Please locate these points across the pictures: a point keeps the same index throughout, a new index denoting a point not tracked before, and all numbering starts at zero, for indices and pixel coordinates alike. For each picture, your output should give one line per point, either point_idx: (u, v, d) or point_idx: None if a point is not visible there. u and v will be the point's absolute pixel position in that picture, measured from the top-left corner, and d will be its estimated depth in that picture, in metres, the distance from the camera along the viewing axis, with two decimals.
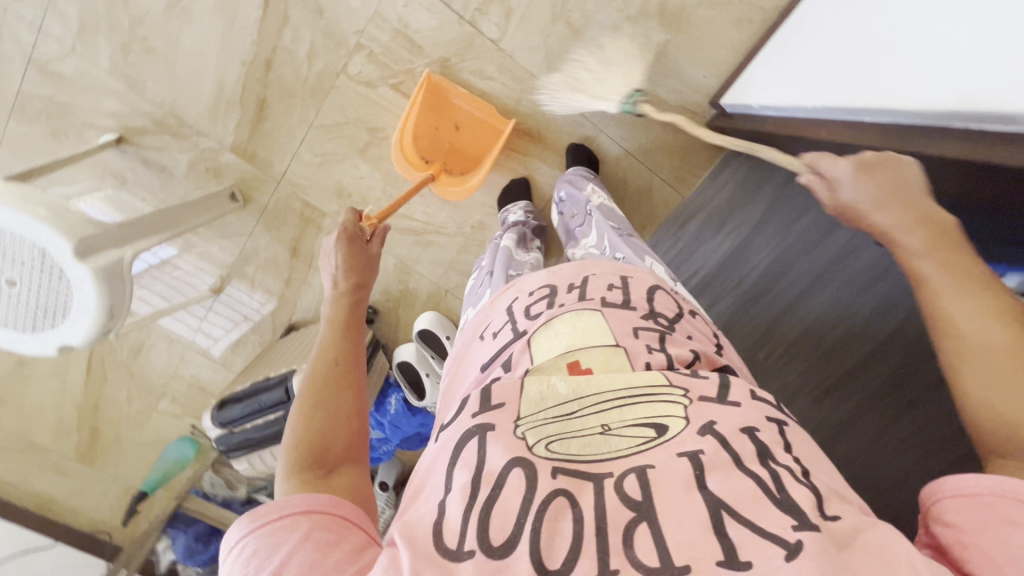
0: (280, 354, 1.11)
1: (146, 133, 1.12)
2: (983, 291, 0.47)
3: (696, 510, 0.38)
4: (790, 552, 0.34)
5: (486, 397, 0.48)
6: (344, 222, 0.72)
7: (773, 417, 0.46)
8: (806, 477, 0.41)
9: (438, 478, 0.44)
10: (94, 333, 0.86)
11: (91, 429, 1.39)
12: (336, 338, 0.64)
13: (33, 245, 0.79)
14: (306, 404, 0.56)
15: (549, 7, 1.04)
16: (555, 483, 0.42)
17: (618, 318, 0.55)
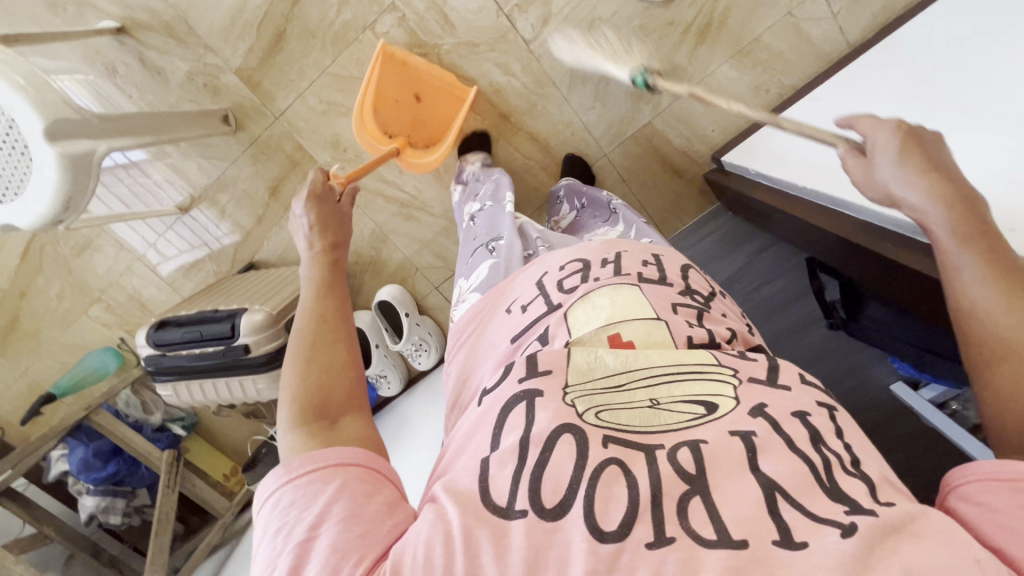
0: (232, 291, 1.08)
1: (149, 30, 1.06)
2: (1015, 282, 0.47)
3: (752, 492, 0.40)
4: (846, 531, 0.36)
5: (533, 364, 0.52)
6: (314, 181, 0.75)
7: (825, 403, 0.50)
8: (855, 466, 0.44)
9: (481, 444, 0.48)
10: (45, 220, 0.82)
11: (10, 317, 1.31)
12: (322, 295, 0.66)
13: (2, 113, 0.75)
14: (299, 359, 0.58)
15: (587, 23, 1.05)
16: (607, 451, 0.44)
17: (656, 293, 0.62)
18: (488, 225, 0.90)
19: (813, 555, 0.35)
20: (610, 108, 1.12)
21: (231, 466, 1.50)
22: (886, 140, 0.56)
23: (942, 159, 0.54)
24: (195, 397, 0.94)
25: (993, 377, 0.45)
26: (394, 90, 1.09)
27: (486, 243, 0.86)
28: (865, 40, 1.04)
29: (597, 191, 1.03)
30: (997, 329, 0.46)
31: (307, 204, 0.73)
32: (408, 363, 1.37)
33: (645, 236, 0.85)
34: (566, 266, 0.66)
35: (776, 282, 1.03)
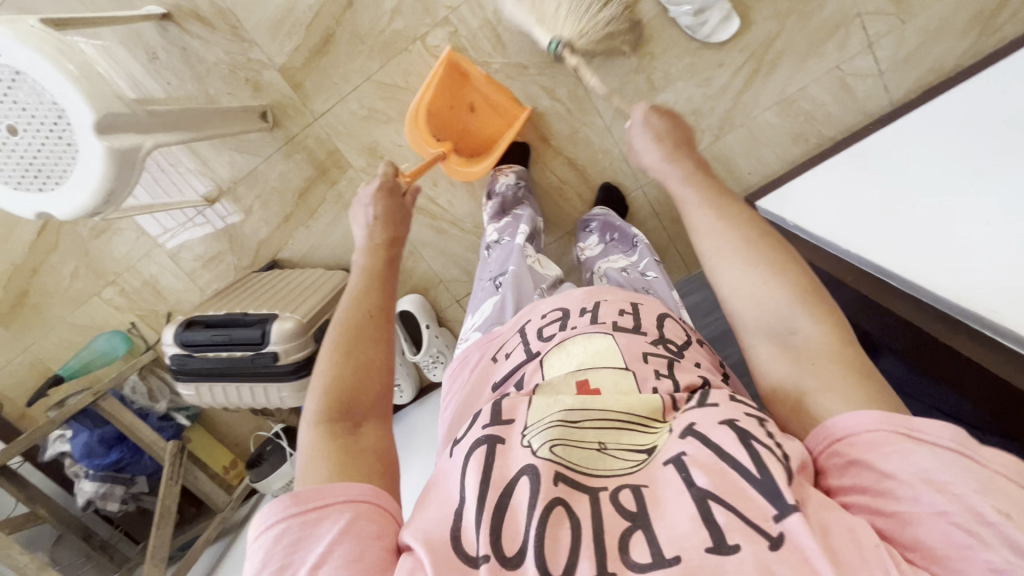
0: (253, 293, 1.05)
1: (195, 20, 1.04)
2: (716, 198, 0.65)
3: (686, 509, 0.44)
4: (774, 544, 0.40)
5: (497, 413, 0.55)
6: (386, 174, 0.79)
7: (751, 413, 0.52)
8: (783, 454, 0.47)
9: (450, 491, 0.50)
10: (83, 212, 0.80)
11: (20, 291, 1.29)
12: (373, 290, 0.67)
13: (53, 102, 0.74)
14: (339, 352, 0.59)
15: (636, 58, 1.06)
16: (554, 489, 0.47)
17: (629, 342, 0.62)
18: (499, 263, 0.93)
19: (746, 564, 0.39)
20: None
21: (230, 458, 1.47)
22: (637, 119, 0.79)
23: (680, 134, 0.77)
24: (220, 399, 0.93)
25: (725, 280, 0.59)
26: (449, 96, 1.07)
27: (494, 277, 0.90)
28: (907, 101, 1.06)
29: (626, 225, 1.04)
30: (706, 234, 0.63)
31: (376, 195, 0.78)
32: (422, 373, 1.36)
33: (648, 272, 0.90)
34: (548, 314, 0.69)
35: None
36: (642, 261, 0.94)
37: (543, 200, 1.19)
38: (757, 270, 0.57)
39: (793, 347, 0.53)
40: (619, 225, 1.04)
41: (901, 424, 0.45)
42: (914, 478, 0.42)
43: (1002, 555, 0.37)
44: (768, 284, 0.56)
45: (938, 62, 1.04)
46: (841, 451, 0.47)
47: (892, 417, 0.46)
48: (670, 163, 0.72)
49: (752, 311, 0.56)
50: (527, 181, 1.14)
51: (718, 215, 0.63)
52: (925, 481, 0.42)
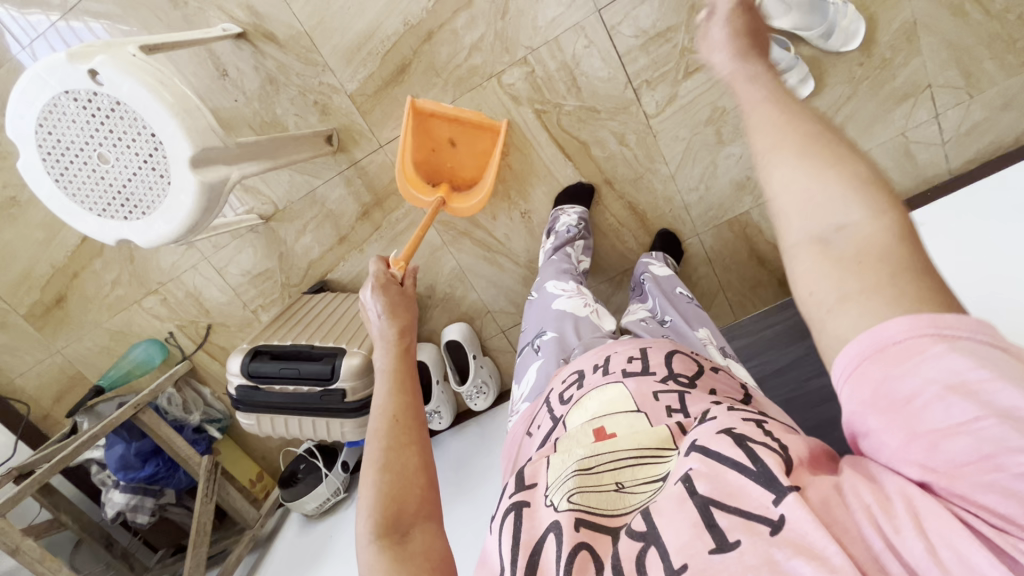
0: (308, 314, 1.02)
1: (271, 41, 1.03)
2: (790, 107, 0.43)
3: (688, 516, 0.40)
4: (774, 528, 0.36)
5: (521, 479, 0.55)
6: (374, 270, 0.62)
7: (751, 418, 0.46)
8: (782, 445, 0.42)
9: (491, 564, 0.50)
10: (165, 242, 0.79)
11: (56, 293, 1.27)
12: (393, 388, 0.55)
13: (150, 133, 0.72)
14: (371, 466, 0.49)
15: (708, 109, 1.07)
16: (578, 535, 0.45)
17: (639, 384, 0.61)
18: (534, 322, 0.88)
19: (745, 556, 0.36)
20: (713, 191, 1.14)
21: (257, 471, 1.46)
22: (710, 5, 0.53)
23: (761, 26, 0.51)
24: (279, 431, 0.95)
25: (772, 189, 0.40)
26: (427, 142, 1.09)
27: (531, 341, 0.85)
28: (967, 170, 1.08)
29: (643, 262, 1.09)
30: (766, 150, 0.41)
31: (374, 294, 0.61)
32: (460, 400, 1.35)
33: (667, 315, 0.92)
34: (567, 377, 0.69)
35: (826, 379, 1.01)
36: (657, 301, 0.97)
37: (598, 238, 1.19)
38: (812, 170, 0.38)
39: (842, 259, 0.35)
40: (649, 260, 1.10)
41: (932, 322, 0.31)
42: (939, 389, 0.30)
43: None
44: (829, 193, 0.36)
45: (1000, 136, 1.06)
46: (863, 370, 0.33)
47: (924, 316, 0.31)
48: (742, 61, 0.48)
49: (814, 236, 0.37)
50: (589, 219, 1.14)
51: (794, 125, 0.41)
52: (953, 390, 0.29)
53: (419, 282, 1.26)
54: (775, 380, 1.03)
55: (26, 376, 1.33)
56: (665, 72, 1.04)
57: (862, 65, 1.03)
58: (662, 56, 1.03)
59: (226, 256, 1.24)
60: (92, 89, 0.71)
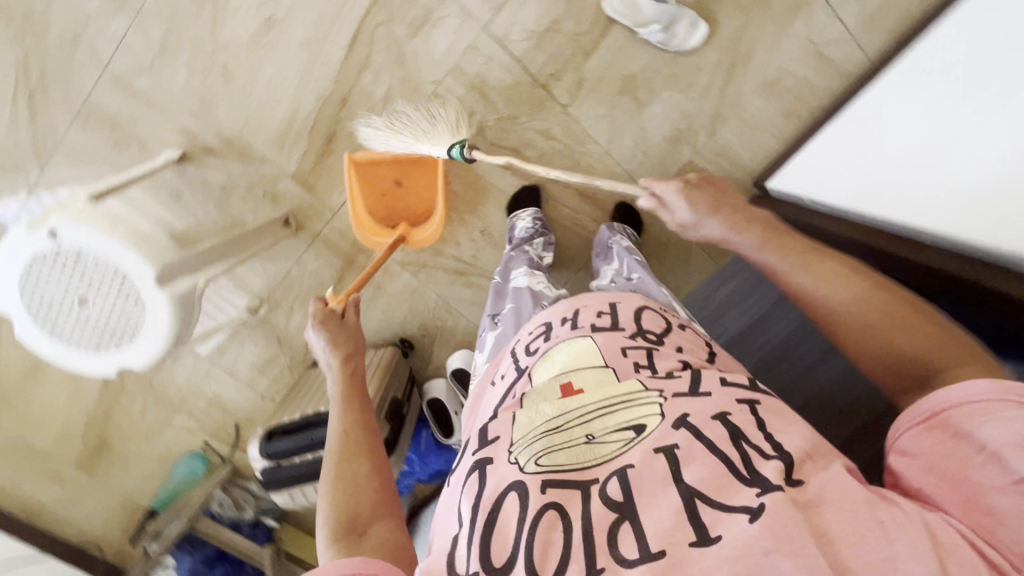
0: (311, 385, 1.09)
1: (209, 154, 1.12)
2: (822, 262, 0.66)
3: (671, 503, 0.48)
4: (753, 515, 0.45)
5: (484, 434, 0.59)
6: (311, 308, 0.68)
7: (744, 399, 0.56)
8: (777, 448, 0.50)
9: (450, 523, 0.55)
10: (158, 358, 0.86)
11: (97, 438, 1.36)
12: (344, 409, 0.61)
13: (115, 270, 0.80)
14: (326, 477, 0.55)
15: (618, 80, 1.11)
16: (545, 496, 0.51)
17: (607, 339, 0.64)
18: (492, 303, 0.91)
19: (723, 549, 0.44)
20: (651, 154, 1.16)
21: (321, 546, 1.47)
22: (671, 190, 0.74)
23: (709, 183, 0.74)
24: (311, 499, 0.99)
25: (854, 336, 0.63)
26: (378, 188, 1.14)
27: (491, 314, 0.88)
28: (885, 52, 1.08)
29: (604, 234, 1.12)
30: (827, 310, 0.65)
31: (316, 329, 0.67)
32: None
33: (633, 273, 0.94)
34: (535, 330, 0.72)
35: None
36: (625, 261, 1.00)
37: (561, 232, 1.22)
38: (877, 323, 0.61)
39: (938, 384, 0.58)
40: (610, 231, 1.11)
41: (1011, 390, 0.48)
42: (1007, 444, 0.46)
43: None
44: (896, 332, 0.60)
45: (906, 9, 1.06)
46: (935, 423, 0.51)
47: (1007, 388, 0.49)
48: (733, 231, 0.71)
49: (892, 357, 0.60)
50: (545, 218, 1.18)
51: (830, 285, 0.64)
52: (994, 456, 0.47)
53: (411, 324, 1.29)
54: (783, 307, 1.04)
55: (91, 521, 1.40)
56: (565, 63, 1.09)
57: None
58: (557, 47, 1.08)
59: (232, 357, 1.32)
60: (52, 250, 0.79)
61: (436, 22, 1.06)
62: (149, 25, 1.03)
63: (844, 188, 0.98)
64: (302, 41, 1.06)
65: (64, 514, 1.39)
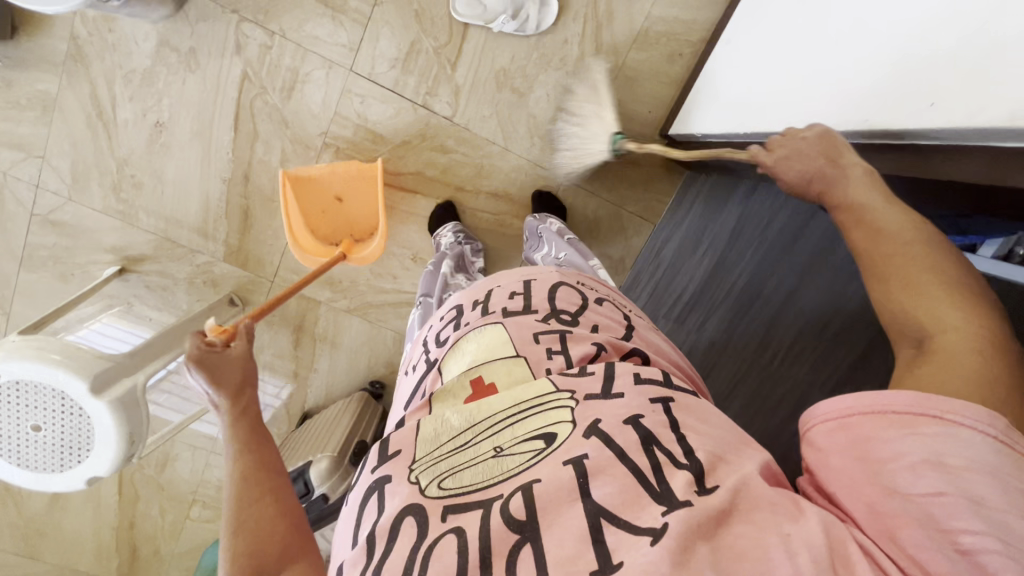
0: (303, 439, 1.18)
1: (146, 260, 1.19)
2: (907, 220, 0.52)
3: (576, 525, 0.40)
4: (655, 538, 0.37)
5: (385, 447, 0.53)
6: (188, 346, 0.62)
7: (659, 398, 0.50)
8: (689, 456, 0.44)
9: (342, 549, 0.49)
10: (119, 461, 0.91)
11: (129, 548, 1.43)
12: (239, 451, 0.58)
13: (55, 391, 0.86)
14: (226, 528, 0.53)
15: (492, 77, 1.12)
16: (445, 525, 0.44)
17: (518, 325, 0.61)
18: (426, 284, 0.97)
19: None
20: (548, 137, 1.17)
21: None
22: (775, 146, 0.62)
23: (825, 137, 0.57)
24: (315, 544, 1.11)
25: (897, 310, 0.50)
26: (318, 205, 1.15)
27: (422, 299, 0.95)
28: None
29: (538, 221, 1.09)
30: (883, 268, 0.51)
31: (194, 370, 0.61)
32: None
33: (561, 252, 0.95)
34: (446, 316, 0.71)
35: (779, 218, 0.98)
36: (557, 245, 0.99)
37: (489, 237, 1.23)
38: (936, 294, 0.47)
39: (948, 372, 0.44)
40: (540, 220, 1.09)
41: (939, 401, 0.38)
42: (918, 460, 0.36)
43: (988, 537, 0.32)
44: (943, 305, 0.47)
45: None
46: (855, 421, 0.41)
47: (928, 398, 0.39)
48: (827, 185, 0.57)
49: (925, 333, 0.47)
50: (467, 229, 1.17)
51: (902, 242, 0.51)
52: (925, 466, 0.36)
53: (378, 366, 1.31)
54: (744, 238, 1.04)
55: None
56: (436, 77, 1.11)
57: None
58: (424, 66, 1.10)
59: None
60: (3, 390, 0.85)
61: (305, 79, 1.10)
62: (57, 161, 1.12)
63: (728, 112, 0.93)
64: (194, 132, 1.12)
65: None
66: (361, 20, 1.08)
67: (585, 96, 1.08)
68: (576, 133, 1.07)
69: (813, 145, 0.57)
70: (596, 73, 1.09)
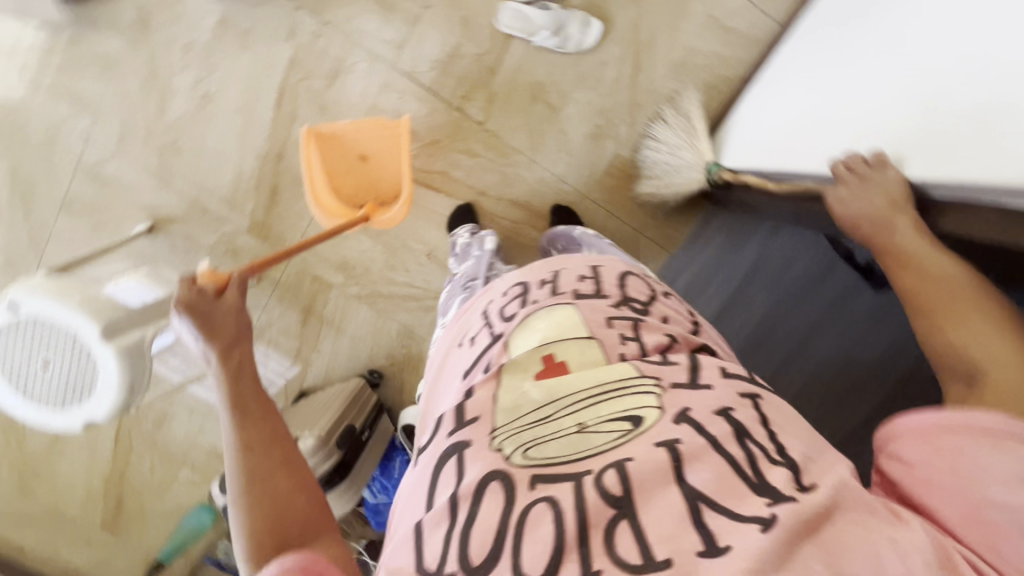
0: (295, 415, 1.21)
1: (175, 221, 1.23)
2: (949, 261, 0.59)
3: (676, 507, 0.42)
4: (766, 525, 0.38)
5: (462, 413, 0.53)
6: (178, 295, 0.61)
7: (746, 393, 0.51)
8: (783, 454, 0.44)
9: (417, 507, 0.50)
10: (116, 409, 0.94)
11: (117, 499, 1.46)
12: (244, 423, 0.60)
13: (67, 331, 0.90)
14: (242, 501, 0.56)
15: (528, 90, 1.15)
16: (535, 492, 0.45)
17: (591, 308, 0.59)
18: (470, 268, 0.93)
19: (736, 558, 0.37)
20: (575, 154, 1.18)
21: None
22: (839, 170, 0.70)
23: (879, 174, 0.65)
24: None
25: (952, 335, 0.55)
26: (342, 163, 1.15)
27: (464, 282, 0.89)
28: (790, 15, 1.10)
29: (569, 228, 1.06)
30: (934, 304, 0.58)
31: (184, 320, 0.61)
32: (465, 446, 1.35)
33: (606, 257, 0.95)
34: (509, 291, 0.65)
35: (798, 262, 1.01)
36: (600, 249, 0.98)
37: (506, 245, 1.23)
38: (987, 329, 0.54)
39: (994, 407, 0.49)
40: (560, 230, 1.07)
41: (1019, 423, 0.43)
42: (1011, 474, 0.41)
43: None
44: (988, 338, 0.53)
45: None
46: (943, 436, 0.45)
47: (1013, 421, 0.43)
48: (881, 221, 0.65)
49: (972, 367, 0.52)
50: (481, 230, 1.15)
51: (945, 281, 0.58)
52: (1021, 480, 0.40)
53: (378, 357, 1.32)
54: (757, 283, 1.05)
55: None
56: (476, 83, 1.14)
57: None
58: (463, 71, 1.14)
59: None
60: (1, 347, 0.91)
61: (349, 70, 1.14)
62: (108, 118, 1.18)
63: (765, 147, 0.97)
64: (237, 107, 1.17)
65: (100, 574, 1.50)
66: (409, 20, 1.12)
67: (676, 124, 1.12)
68: (664, 163, 1.13)
69: (875, 193, 0.65)
70: (691, 105, 1.12)
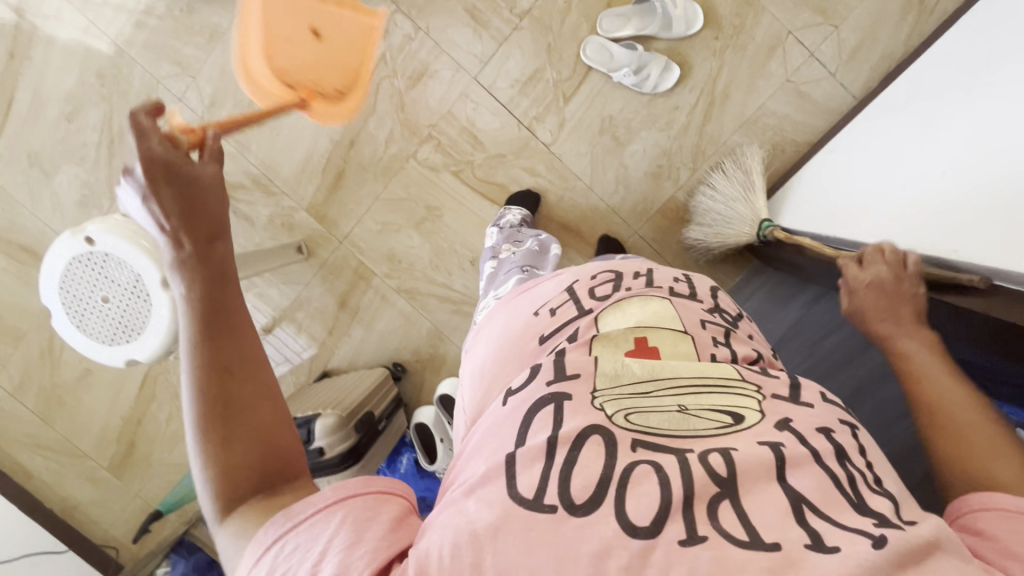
0: (317, 394, 1.21)
1: (242, 188, 1.28)
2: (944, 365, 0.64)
3: (779, 501, 0.41)
4: (877, 541, 0.37)
5: (560, 367, 0.52)
6: (145, 138, 0.45)
7: (846, 421, 0.51)
8: (879, 485, 0.45)
9: (502, 441, 0.48)
10: (159, 353, 0.98)
11: (129, 442, 1.49)
12: (215, 336, 0.47)
13: (132, 271, 0.94)
14: (207, 429, 0.45)
15: (599, 121, 1.18)
16: (635, 454, 0.44)
17: (686, 308, 0.62)
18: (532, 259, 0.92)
19: (848, 559, 0.35)
20: (632, 188, 1.21)
21: None
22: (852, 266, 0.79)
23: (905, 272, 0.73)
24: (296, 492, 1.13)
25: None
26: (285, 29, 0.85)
27: (522, 265, 0.90)
28: (868, 90, 1.13)
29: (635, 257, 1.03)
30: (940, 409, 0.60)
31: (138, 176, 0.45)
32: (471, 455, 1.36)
33: None
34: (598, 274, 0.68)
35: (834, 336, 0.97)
36: None
37: None
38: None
39: None
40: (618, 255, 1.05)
41: None
42: None
43: None
44: None
45: (885, 52, 1.13)
46: None
47: None
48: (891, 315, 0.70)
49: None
50: (530, 218, 1.17)
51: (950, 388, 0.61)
52: None
53: (405, 351, 1.35)
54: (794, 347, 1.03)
55: (116, 523, 1.53)
56: (549, 106, 1.19)
57: (717, 39, 1.14)
58: (540, 93, 1.19)
59: None
60: (58, 284, 0.97)
61: (432, 75, 1.20)
62: (204, 84, 1.26)
63: (833, 213, 0.99)
64: None
65: (95, 513, 1.52)
66: (498, 38, 1.17)
67: (735, 178, 1.14)
68: (717, 214, 1.14)
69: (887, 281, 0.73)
70: (753, 163, 1.13)
